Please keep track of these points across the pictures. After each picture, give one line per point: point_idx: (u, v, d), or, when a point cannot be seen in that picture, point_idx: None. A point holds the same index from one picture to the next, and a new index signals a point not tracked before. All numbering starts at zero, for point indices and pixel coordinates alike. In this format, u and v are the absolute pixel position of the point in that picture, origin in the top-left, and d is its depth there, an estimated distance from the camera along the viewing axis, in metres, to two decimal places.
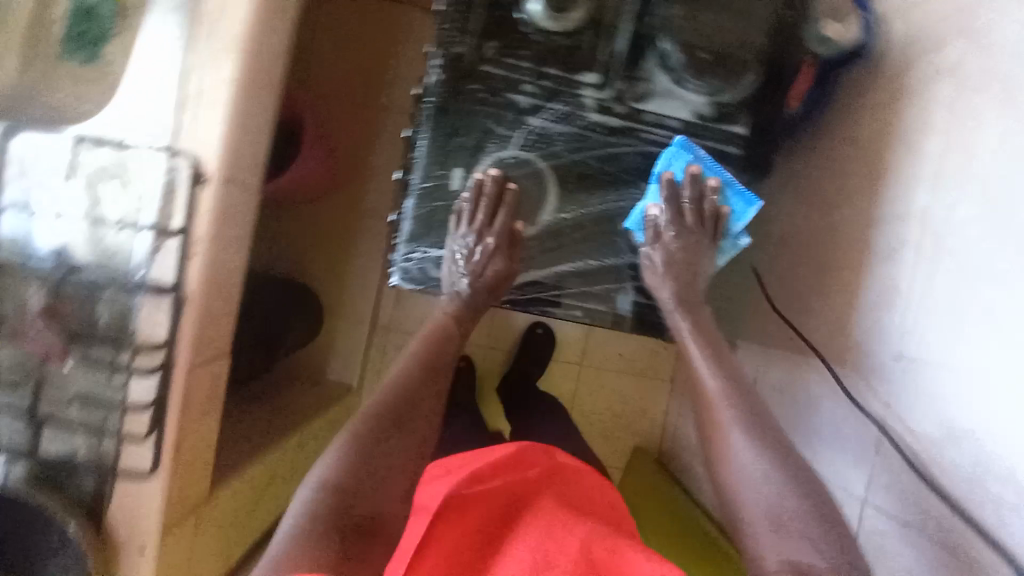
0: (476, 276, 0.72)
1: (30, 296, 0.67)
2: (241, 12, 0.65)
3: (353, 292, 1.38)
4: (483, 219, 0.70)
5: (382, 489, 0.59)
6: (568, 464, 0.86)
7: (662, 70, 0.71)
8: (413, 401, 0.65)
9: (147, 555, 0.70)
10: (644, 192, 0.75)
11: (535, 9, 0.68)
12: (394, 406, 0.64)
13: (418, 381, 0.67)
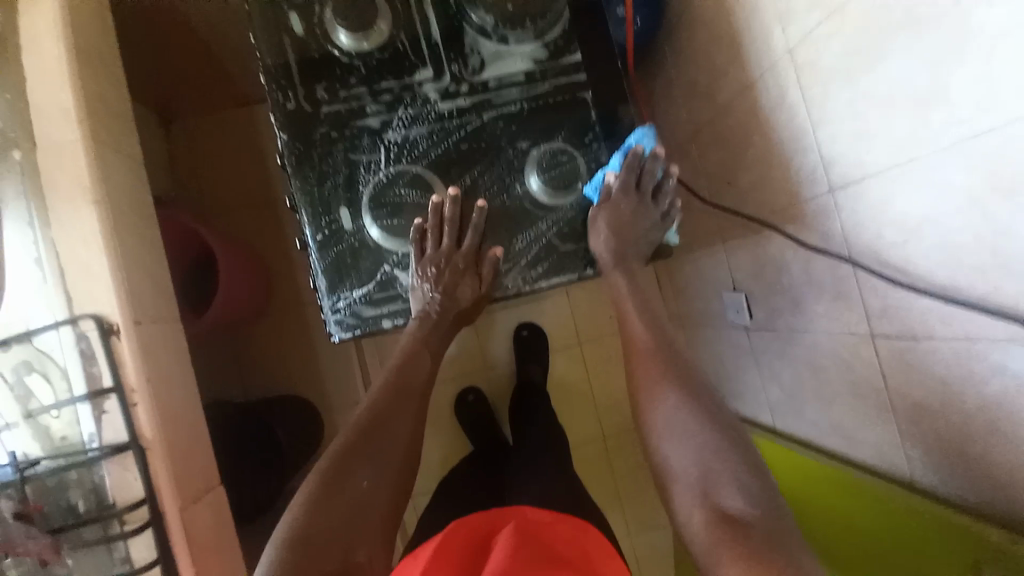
0: (450, 293, 0.72)
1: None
2: (85, 164, 0.67)
3: (339, 377, 1.39)
4: (447, 245, 0.71)
5: (349, 516, 0.58)
6: (545, 520, 0.77)
7: (483, 37, 0.73)
8: (382, 420, 0.66)
9: None
10: (525, 151, 0.74)
11: (343, 37, 0.71)
12: (361, 432, 0.65)
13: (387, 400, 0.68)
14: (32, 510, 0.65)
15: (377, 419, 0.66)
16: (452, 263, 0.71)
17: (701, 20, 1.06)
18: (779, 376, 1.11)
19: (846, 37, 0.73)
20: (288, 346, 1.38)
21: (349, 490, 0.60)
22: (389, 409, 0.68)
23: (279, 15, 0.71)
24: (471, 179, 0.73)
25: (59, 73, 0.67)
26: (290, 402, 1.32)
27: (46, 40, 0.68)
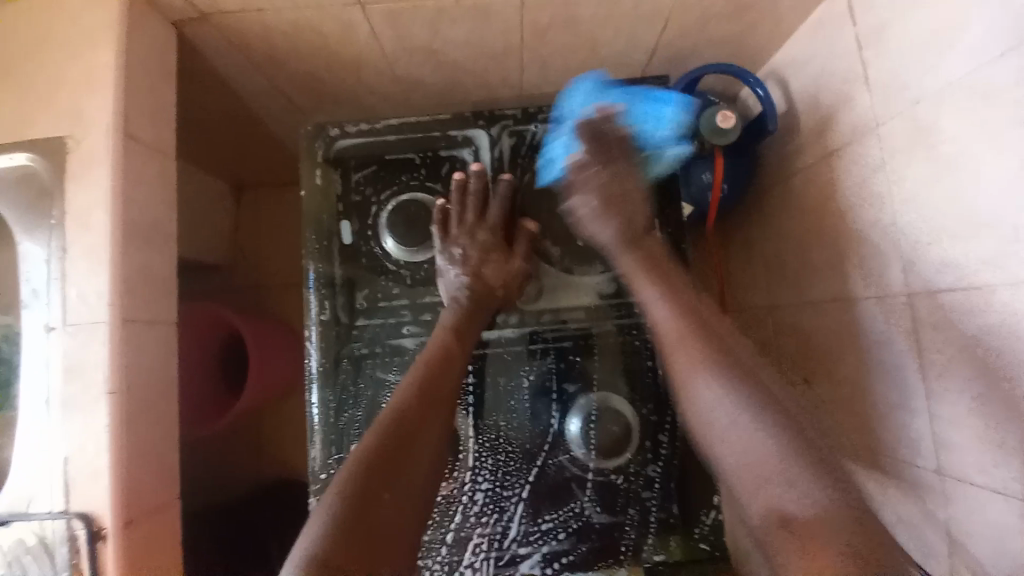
0: (479, 274, 0.64)
1: None
2: (105, 348, 0.64)
3: None
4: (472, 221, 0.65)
5: (379, 534, 0.49)
6: None
7: (546, 263, 0.66)
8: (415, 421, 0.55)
9: None
10: (571, 396, 0.63)
11: (394, 246, 0.66)
12: (383, 458, 0.52)
13: (418, 405, 0.56)
14: None
15: (409, 427, 0.55)
16: (475, 239, 0.65)
17: (799, 195, 0.93)
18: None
19: (987, 324, 0.60)
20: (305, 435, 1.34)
21: (382, 506, 0.50)
22: (425, 419, 0.56)
23: (332, 213, 0.66)
24: (500, 433, 0.62)
25: (102, 250, 0.65)
26: (296, 495, 1.24)
27: (94, 212, 0.66)
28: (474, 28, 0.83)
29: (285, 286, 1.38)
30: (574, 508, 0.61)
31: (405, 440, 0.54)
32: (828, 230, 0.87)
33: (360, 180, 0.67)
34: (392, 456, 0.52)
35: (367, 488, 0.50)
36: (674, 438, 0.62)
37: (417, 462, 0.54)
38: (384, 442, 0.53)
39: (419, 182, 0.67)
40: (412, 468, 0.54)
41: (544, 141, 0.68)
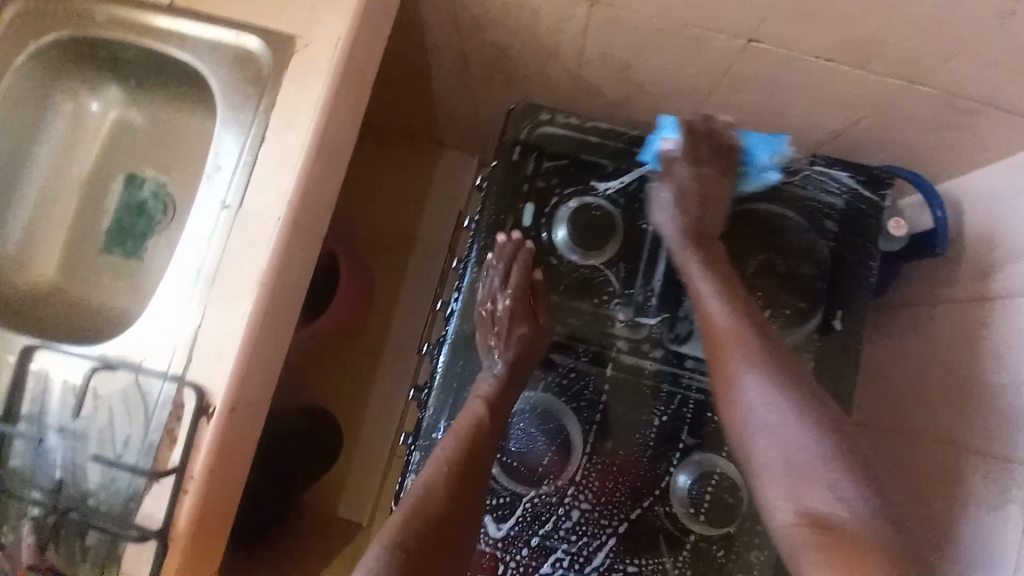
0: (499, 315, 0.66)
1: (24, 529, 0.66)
2: (269, 242, 0.66)
3: (374, 426, 1.34)
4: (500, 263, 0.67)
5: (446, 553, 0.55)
6: None
7: (704, 311, 0.67)
8: (480, 444, 0.61)
9: None
10: (687, 449, 0.65)
11: (563, 242, 0.68)
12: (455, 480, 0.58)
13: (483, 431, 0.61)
14: (57, 537, 0.65)
15: (474, 448, 0.60)
16: (514, 307, 0.65)
17: (931, 322, 0.91)
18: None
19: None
20: (349, 373, 1.36)
21: (451, 526, 0.56)
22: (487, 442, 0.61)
23: (514, 195, 0.70)
24: (613, 460, 0.65)
25: (297, 152, 0.68)
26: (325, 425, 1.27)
27: (300, 117, 0.68)
28: (681, 57, 0.83)
29: (379, 228, 1.40)
30: (658, 558, 0.63)
31: (470, 467, 0.59)
32: (956, 366, 0.84)
33: (551, 170, 0.69)
34: (461, 479, 0.59)
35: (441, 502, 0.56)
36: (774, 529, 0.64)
37: (479, 487, 0.60)
38: (455, 461, 0.59)
39: (604, 191, 0.70)
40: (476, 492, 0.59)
41: (740, 191, 0.68)
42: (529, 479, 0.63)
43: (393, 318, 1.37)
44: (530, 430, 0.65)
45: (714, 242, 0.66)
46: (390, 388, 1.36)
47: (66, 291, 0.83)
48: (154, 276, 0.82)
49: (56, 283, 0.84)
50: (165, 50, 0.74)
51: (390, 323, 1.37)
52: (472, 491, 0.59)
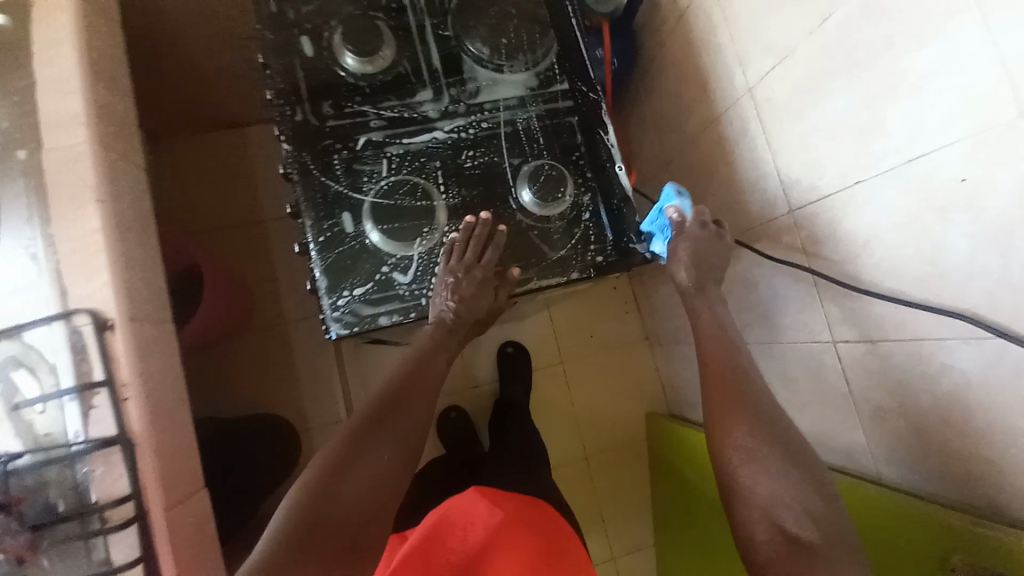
0: (462, 301, 0.73)
1: None
2: (87, 166, 0.70)
3: (315, 403, 1.43)
4: (469, 258, 0.73)
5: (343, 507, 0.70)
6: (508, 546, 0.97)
7: (479, 65, 0.80)
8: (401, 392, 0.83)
9: None
10: (517, 168, 0.79)
11: (349, 60, 0.77)
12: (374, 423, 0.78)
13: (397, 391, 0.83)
14: (15, 501, 0.64)
15: (397, 397, 0.82)
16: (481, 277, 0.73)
17: (664, 62, 1.21)
18: (757, 378, 1.20)
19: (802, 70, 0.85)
20: (261, 369, 1.42)
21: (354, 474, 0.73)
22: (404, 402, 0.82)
23: (287, 38, 0.77)
24: (469, 191, 0.77)
25: (71, 83, 0.71)
26: (269, 422, 1.35)
27: (56, 53, 0.72)
28: None
29: (226, 226, 1.43)
30: (533, 233, 0.78)
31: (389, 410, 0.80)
32: (689, 75, 1.14)
33: (309, 13, 0.78)
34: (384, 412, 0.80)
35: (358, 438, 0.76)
36: (596, 194, 0.80)
37: (399, 418, 0.80)
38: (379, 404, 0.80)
39: (362, 11, 0.79)
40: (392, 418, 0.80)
41: None
42: (408, 235, 0.73)
43: (283, 301, 1.44)
44: (390, 200, 0.74)
45: (460, 14, 0.80)
46: (313, 358, 1.45)
47: None
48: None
49: None
50: None
51: (281, 305, 1.44)
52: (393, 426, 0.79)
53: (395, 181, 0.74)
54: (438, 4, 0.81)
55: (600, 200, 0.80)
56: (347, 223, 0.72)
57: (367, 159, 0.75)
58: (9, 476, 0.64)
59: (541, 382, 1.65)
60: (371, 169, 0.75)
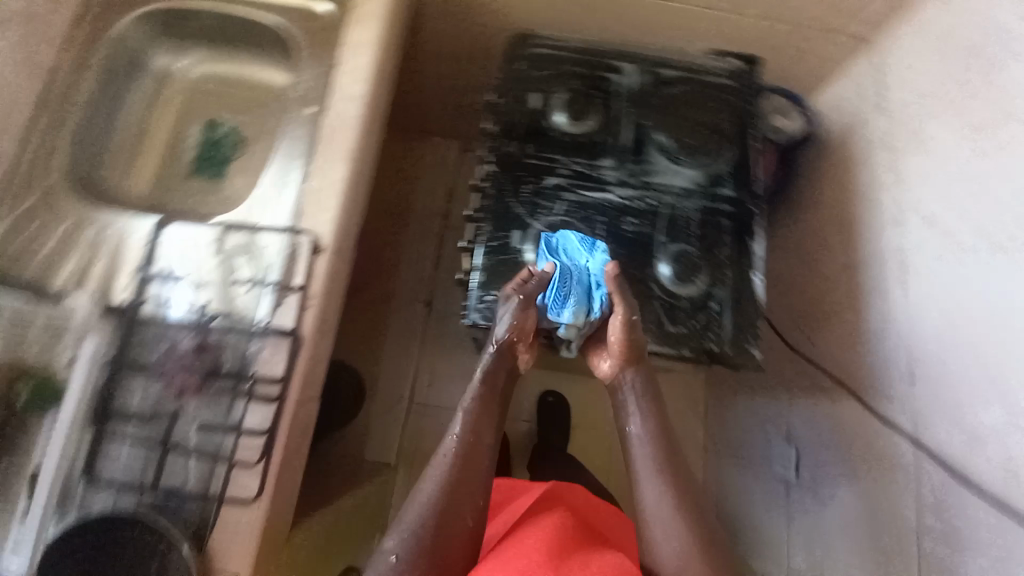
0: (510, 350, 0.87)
1: (169, 342, 0.81)
2: (350, 131, 0.92)
3: (387, 376, 1.57)
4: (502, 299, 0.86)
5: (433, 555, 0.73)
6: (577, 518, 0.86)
7: (660, 154, 0.94)
8: (471, 434, 0.82)
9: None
10: (662, 247, 0.89)
11: (560, 119, 0.95)
12: (456, 471, 0.79)
13: (466, 436, 0.82)
14: (207, 346, 0.82)
15: (472, 444, 0.82)
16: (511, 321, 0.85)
17: (812, 199, 1.28)
18: (817, 530, 1.14)
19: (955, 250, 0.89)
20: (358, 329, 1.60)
21: (442, 524, 0.75)
22: (475, 454, 0.81)
23: (520, 89, 0.97)
24: (615, 249, 0.90)
25: (361, 70, 0.94)
26: (344, 376, 1.45)
27: (360, 47, 0.95)
28: None
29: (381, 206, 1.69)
30: (661, 302, 0.87)
31: (470, 459, 0.81)
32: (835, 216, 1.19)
33: (543, 76, 0.98)
34: (465, 461, 0.80)
35: (444, 488, 0.77)
36: (726, 290, 0.88)
37: (478, 468, 0.81)
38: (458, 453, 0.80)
39: (583, 86, 0.98)
40: (472, 467, 0.80)
41: (672, 79, 0.98)
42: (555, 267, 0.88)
43: (399, 281, 1.64)
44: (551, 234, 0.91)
45: (658, 111, 0.97)
46: (401, 337, 1.61)
47: (159, 204, 0.99)
48: (241, 189, 0.99)
49: (149, 199, 0.99)
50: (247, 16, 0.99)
51: (396, 283, 1.63)
52: (477, 476, 0.80)
53: (557, 220, 0.91)
54: (643, 97, 0.97)
55: (729, 298, 0.87)
56: (514, 240, 0.91)
57: (545, 198, 0.93)
58: (207, 331, 0.82)
59: (583, 443, 1.66)
60: (546, 206, 0.92)
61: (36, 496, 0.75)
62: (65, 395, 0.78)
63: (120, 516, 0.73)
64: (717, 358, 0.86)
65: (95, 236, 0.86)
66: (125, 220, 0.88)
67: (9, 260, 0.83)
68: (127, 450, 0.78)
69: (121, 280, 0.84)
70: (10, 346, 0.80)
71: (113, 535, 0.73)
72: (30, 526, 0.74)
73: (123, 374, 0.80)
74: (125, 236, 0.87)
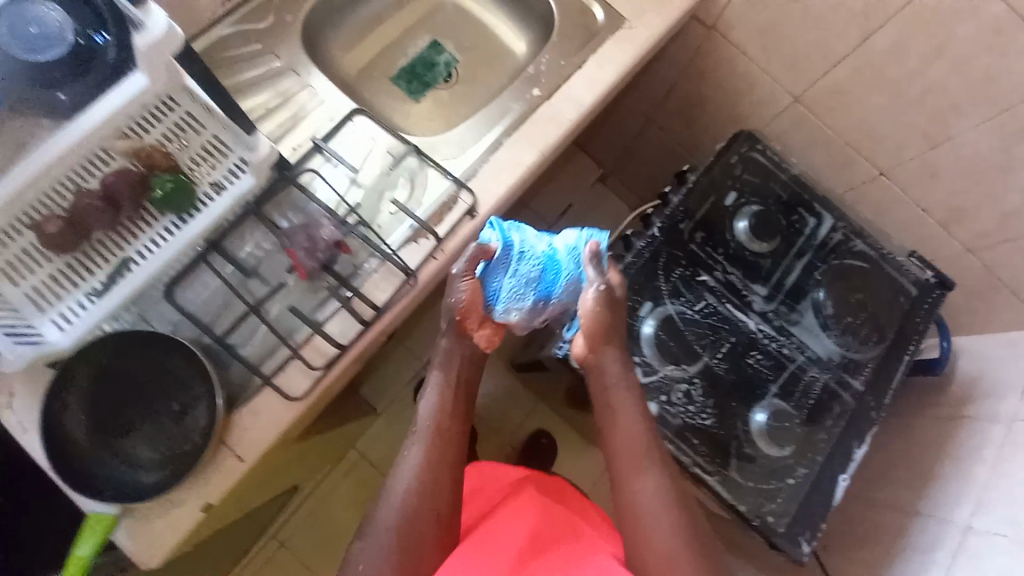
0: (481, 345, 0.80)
1: (312, 220, 0.79)
2: (558, 129, 0.92)
3: (421, 334, 1.56)
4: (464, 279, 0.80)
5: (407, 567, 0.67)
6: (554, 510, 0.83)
7: (814, 312, 0.92)
8: (436, 434, 0.74)
9: (246, 462, 0.72)
10: (769, 396, 0.86)
11: (742, 226, 0.94)
12: (423, 477, 0.71)
13: (429, 436, 0.74)
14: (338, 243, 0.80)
15: (435, 451, 0.73)
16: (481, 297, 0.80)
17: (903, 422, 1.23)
18: None
19: (1011, 561, 0.82)
20: None
21: (411, 535, 0.68)
22: (438, 459, 0.73)
23: (720, 179, 0.96)
24: (728, 373, 0.86)
25: (597, 82, 0.95)
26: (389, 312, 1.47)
27: (608, 62, 0.96)
28: (824, 162, 1.18)
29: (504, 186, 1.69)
30: (742, 451, 0.83)
31: (437, 464, 0.72)
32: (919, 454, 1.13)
33: (746, 179, 0.97)
34: (433, 462, 0.72)
35: (415, 496, 0.70)
36: (807, 472, 0.84)
37: (442, 475, 0.72)
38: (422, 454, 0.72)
39: (778, 211, 0.96)
40: (437, 470, 0.72)
41: (858, 252, 0.97)
42: (665, 356, 0.85)
43: None
44: (676, 323, 0.86)
45: (832, 273, 0.94)
46: None
47: (354, 87, 1.01)
48: (430, 116, 1.04)
49: (348, 77, 1.01)
50: None
51: None
52: (442, 480, 0.71)
53: (689, 314, 0.87)
54: (824, 253, 0.96)
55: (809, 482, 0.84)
56: (643, 308, 0.87)
57: (691, 287, 0.89)
58: (348, 230, 0.79)
59: None
60: (687, 296, 0.89)
61: (111, 293, 0.69)
62: (199, 214, 0.73)
63: (179, 344, 0.73)
64: (763, 531, 0.82)
65: (296, 87, 0.88)
66: (327, 87, 0.89)
67: (215, 63, 0.84)
68: (214, 286, 0.78)
69: (297, 139, 0.85)
70: (167, 137, 0.69)
71: (162, 358, 0.73)
72: (88, 317, 0.69)
73: (252, 221, 0.79)
74: (320, 101, 0.88)
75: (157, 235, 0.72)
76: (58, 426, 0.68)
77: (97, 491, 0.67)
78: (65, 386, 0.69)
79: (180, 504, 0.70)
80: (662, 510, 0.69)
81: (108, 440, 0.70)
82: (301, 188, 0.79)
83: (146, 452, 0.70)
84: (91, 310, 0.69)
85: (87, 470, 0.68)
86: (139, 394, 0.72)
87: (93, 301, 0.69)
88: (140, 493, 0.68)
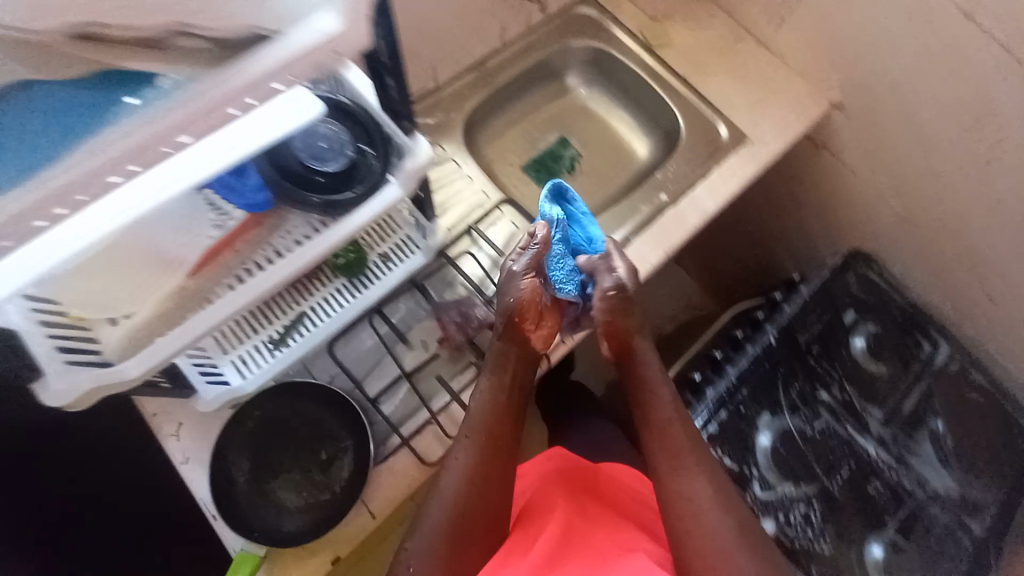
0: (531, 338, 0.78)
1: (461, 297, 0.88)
2: (682, 234, 0.98)
3: None
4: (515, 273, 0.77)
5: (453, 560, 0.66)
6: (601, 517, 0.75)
7: (932, 444, 0.91)
8: (487, 421, 0.74)
9: (376, 520, 0.76)
10: (887, 527, 0.87)
11: (859, 346, 0.96)
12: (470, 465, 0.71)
13: (479, 427, 0.73)
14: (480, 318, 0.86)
15: (484, 440, 0.73)
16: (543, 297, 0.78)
17: None
18: None
19: None
20: None
21: (453, 518, 0.68)
22: (486, 450, 0.72)
23: (836, 295, 0.99)
24: (842, 495, 0.87)
25: (720, 193, 1.02)
26: None
27: (730, 176, 1.03)
28: (930, 284, 1.18)
29: None
30: None
31: (483, 449, 0.72)
32: None
33: (862, 298, 0.99)
34: (482, 449, 0.72)
35: (463, 490, 0.69)
36: None
37: (488, 461, 0.72)
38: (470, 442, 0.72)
39: (894, 333, 0.98)
40: (484, 460, 0.72)
41: (978, 384, 0.95)
42: (781, 470, 0.88)
43: None
44: (792, 438, 0.90)
45: (951, 403, 0.94)
46: None
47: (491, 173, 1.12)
48: None
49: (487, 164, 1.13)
50: (656, 96, 1.13)
51: None
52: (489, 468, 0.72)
53: (805, 429, 0.90)
54: (943, 381, 0.95)
55: None
56: (758, 418, 0.90)
57: (805, 402, 0.92)
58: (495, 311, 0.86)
59: None
60: (801, 410, 0.91)
61: (293, 346, 0.78)
62: (377, 280, 0.81)
63: (338, 399, 0.79)
64: None
65: (454, 175, 0.99)
66: (480, 177, 1.00)
67: None
68: (369, 346, 0.86)
69: (452, 220, 0.95)
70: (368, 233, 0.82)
71: (321, 409, 0.80)
72: (271, 365, 0.77)
73: (412, 292, 0.89)
74: (473, 189, 0.99)
75: (330, 294, 0.80)
76: (224, 462, 0.75)
77: (247, 530, 0.72)
78: (237, 424, 0.77)
79: (315, 553, 0.74)
80: (714, 508, 0.67)
81: (263, 480, 0.76)
82: (456, 267, 0.88)
83: (292, 497, 0.76)
84: (272, 360, 0.77)
85: (241, 507, 0.74)
86: (294, 441, 0.79)
87: (277, 352, 0.77)
88: (284, 540, 0.72)
